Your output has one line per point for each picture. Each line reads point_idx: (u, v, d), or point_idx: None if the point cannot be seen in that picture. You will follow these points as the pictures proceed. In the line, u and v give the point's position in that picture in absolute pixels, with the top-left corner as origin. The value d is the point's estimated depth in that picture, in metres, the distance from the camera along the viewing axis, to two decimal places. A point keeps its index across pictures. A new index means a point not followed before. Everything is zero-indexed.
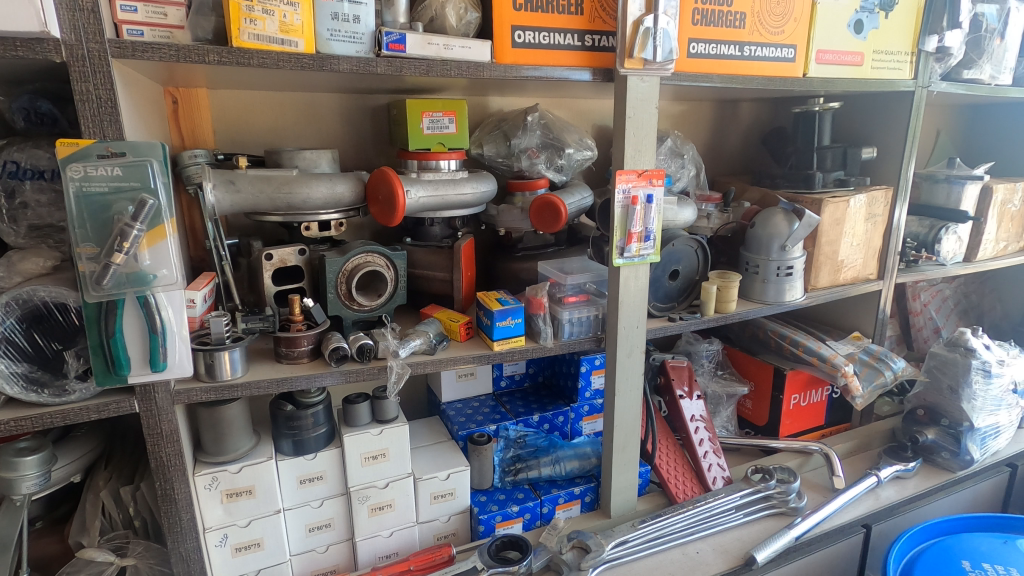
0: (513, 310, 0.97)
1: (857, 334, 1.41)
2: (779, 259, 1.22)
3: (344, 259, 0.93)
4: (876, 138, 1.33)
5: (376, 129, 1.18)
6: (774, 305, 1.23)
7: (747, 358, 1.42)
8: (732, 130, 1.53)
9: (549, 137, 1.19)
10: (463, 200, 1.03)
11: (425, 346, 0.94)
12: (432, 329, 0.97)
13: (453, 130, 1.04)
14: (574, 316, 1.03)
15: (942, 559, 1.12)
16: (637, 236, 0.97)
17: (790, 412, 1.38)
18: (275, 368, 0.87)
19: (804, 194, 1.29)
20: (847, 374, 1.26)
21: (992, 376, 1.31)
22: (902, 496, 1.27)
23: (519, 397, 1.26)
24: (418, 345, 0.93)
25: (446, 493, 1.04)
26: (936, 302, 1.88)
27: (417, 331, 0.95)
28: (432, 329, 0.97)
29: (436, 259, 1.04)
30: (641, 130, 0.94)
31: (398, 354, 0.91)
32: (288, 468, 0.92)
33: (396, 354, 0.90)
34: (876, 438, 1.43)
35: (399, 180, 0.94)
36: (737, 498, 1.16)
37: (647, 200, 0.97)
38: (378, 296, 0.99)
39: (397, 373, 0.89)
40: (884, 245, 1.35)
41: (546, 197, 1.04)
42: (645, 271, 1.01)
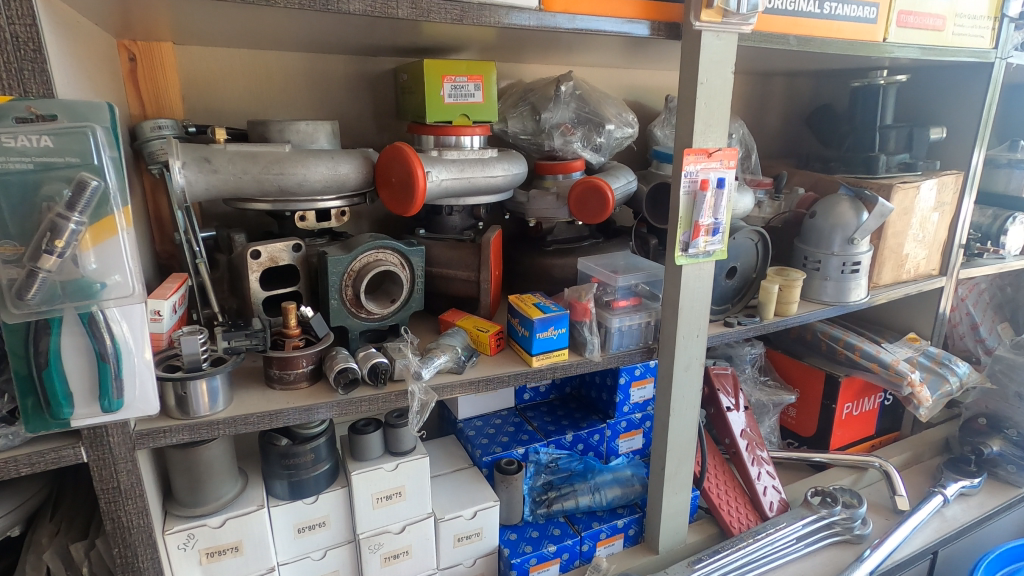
0: (557, 319, 0.80)
1: (913, 335, 1.27)
2: (844, 254, 1.07)
3: (351, 258, 0.74)
4: (944, 116, 1.18)
5: (381, 99, 0.99)
6: (835, 305, 1.09)
7: (793, 363, 1.28)
8: (773, 108, 1.38)
9: (584, 111, 1.02)
10: (492, 184, 0.85)
11: (452, 364, 0.77)
12: (459, 342, 0.80)
13: (479, 99, 0.86)
14: (625, 324, 0.87)
15: None
16: (705, 229, 0.81)
17: (841, 422, 1.24)
18: (266, 395, 0.69)
19: (866, 179, 1.14)
20: (913, 383, 1.12)
21: None
22: (971, 516, 1.14)
23: (546, 412, 1.09)
24: (444, 363, 0.76)
25: (472, 534, 0.88)
26: (974, 296, 1.76)
27: (441, 345, 0.78)
28: (458, 342, 0.80)
29: (459, 256, 0.86)
30: (714, 98, 0.77)
31: (421, 376, 0.73)
32: (283, 516, 0.75)
33: (418, 376, 0.73)
34: (931, 449, 1.31)
35: (418, 158, 0.76)
36: (800, 527, 1.02)
37: (718, 185, 0.80)
38: (391, 302, 0.81)
39: (420, 399, 0.73)
40: (948, 238, 1.21)
41: (591, 180, 0.87)
42: (709, 270, 0.85)
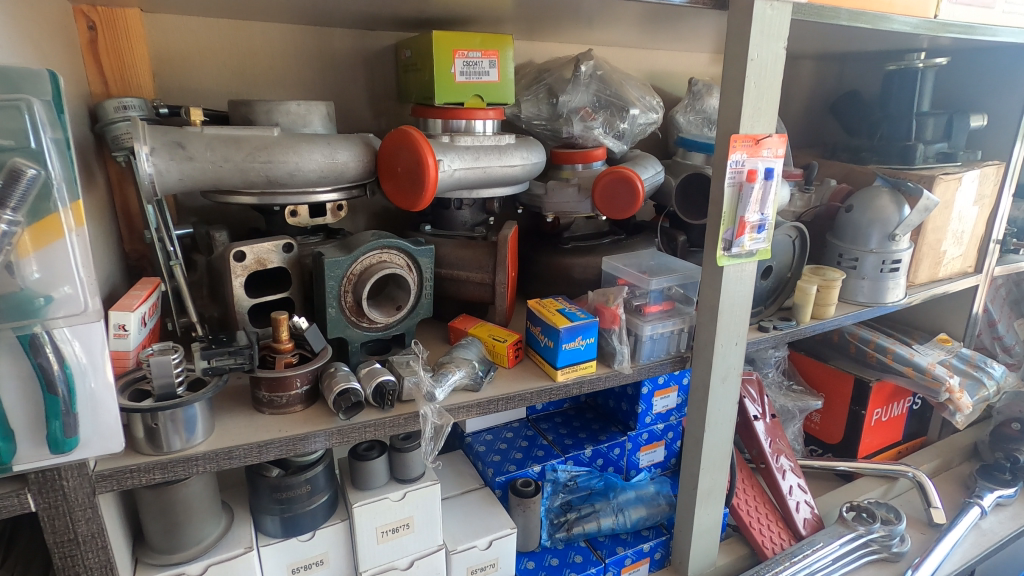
0: (585, 328, 0.71)
1: (944, 336, 1.20)
2: (883, 252, 0.99)
3: (351, 260, 0.65)
4: (983, 103, 1.10)
5: (380, 78, 0.88)
6: (872, 307, 1.01)
7: (818, 366, 1.20)
8: (796, 94, 1.29)
9: (605, 94, 0.92)
10: (509, 175, 0.75)
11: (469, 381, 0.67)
12: (475, 355, 0.70)
13: (494, 78, 0.76)
14: (657, 331, 0.78)
15: None
16: (750, 226, 0.72)
17: (870, 429, 1.17)
18: (254, 421, 0.60)
19: (902, 170, 1.06)
20: (951, 388, 1.05)
21: None
22: (1009, 528, 1.08)
23: (561, 424, 1.00)
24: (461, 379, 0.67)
25: (486, 565, 0.79)
26: (992, 293, 1.70)
27: (455, 359, 0.68)
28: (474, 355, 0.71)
29: (471, 256, 0.77)
30: (765, 77, 0.68)
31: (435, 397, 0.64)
32: (275, 556, 0.65)
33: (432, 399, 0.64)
34: (959, 455, 1.25)
35: (428, 144, 0.66)
36: (838, 547, 0.94)
37: (766, 176, 0.71)
38: (396, 310, 0.71)
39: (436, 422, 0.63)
40: (986, 233, 1.13)
41: (619, 170, 0.78)
42: (751, 271, 0.76)
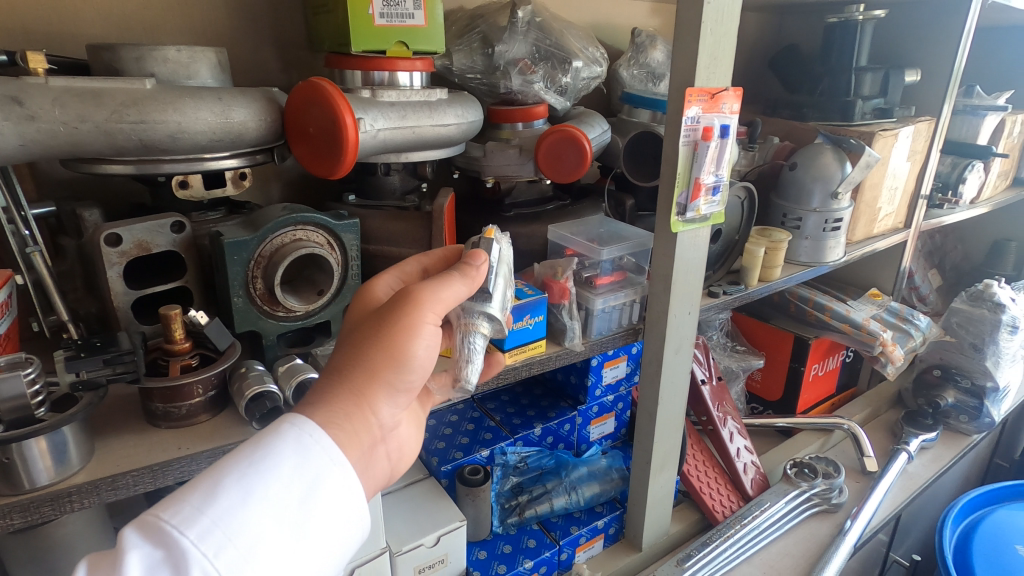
0: (534, 305, 0.64)
1: (874, 290, 1.23)
2: (825, 210, 0.97)
3: (258, 241, 0.55)
4: (916, 58, 1.11)
5: (287, 21, 0.75)
6: (815, 266, 1.01)
7: (759, 325, 1.21)
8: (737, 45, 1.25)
9: (545, 44, 0.84)
10: (442, 135, 0.66)
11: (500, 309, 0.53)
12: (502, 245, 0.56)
13: (420, 22, 0.65)
14: (608, 304, 0.73)
15: (991, 544, 1.00)
16: (704, 188, 0.67)
17: (808, 384, 1.20)
18: (148, 439, 0.50)
19: (843, 127, 1.05)
20: (884, 342, 1.08)
21: (1016, 330, 1.19)
22: (931, 470, 1.14)
23: (509, 402, 0.94)
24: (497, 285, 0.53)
25: (435, 561, 0.73)
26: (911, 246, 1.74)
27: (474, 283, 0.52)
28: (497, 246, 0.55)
29: (404, 229, 0.68)
30: (723, 23, 0.62)
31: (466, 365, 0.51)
32: None
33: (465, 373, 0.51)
34: (885, 403, 1.31)
35: (344, 99, 0.55)
36: (784, 505, 0.96)
37: (723, 133, 0.66)
38: (316, 294, 0.62)
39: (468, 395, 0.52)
40: (916, 189, 1.15)
41: (565, 129, 0.70)
42: (705, 236, 0.72)
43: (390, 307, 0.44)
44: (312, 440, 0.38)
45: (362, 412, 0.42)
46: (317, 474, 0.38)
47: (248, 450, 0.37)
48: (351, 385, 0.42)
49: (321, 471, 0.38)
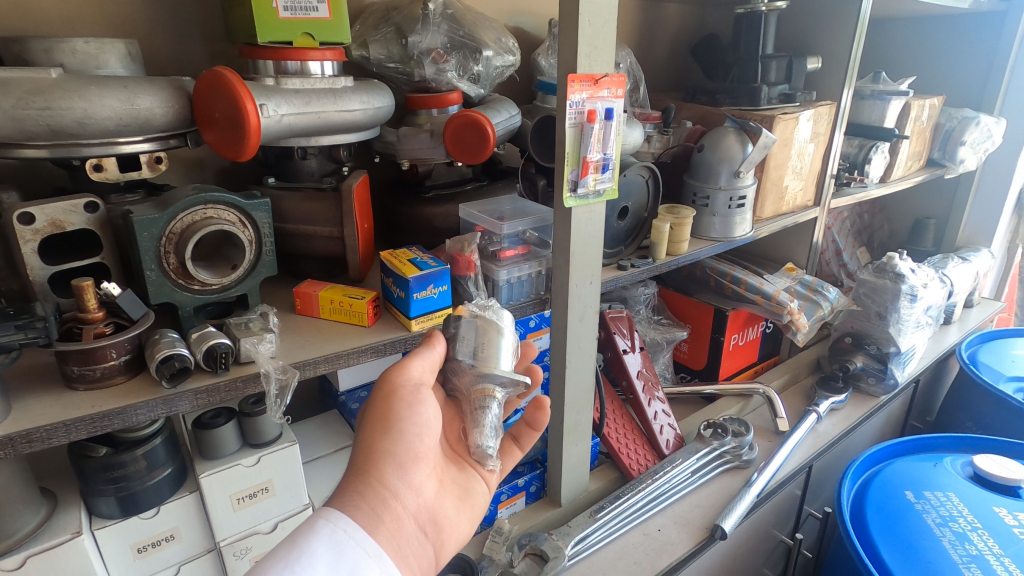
0: (437, 275, 0.70)
1: (790, 265, 1.32)
2: (730, 188, 1.05)
3: (168, 218, 0.59)
4: (819, 46, 1.19)
5: (204, 14, 0.79)
6: (722, 241, 1.08)
7: (683, 299, 1.29)
8: (661, 34, 1.31)
9: (457, 34, 0.89)
10: (349, 121, 0.72)
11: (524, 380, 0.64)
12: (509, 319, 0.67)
13: (325, 14, 0.70)
14: (513, 275, 0.79)
15: (884, 492, 1.09)
16: (594, 165, 0.74)
17: (729, 353, 1.28)
18: (66, 400, 0.54)
19: (749, 111, 1.12)
20: (792, 311, 1.17)
21: (916, 299, 1.29)
22: (839, 428, 1.24)
23: None
24: (509, 354, 0.65)
25: None
26: (839, 225, 1.83)
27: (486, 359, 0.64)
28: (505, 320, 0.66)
29: (317, 209, 0.73)
30: (600, 15, 0.68)
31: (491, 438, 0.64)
32: (115, 537, 0.62)
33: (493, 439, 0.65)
34: (804, 369, 1.40)
35: (245, 87, 0.60)
36: (694, 461, 1.05)
37: (606, 116, 0.73)
38: (230, 269, 0.67)
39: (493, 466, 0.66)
40: (823, 168, 1.24)
41: (467, 113, 0.76)
42: (600, 211, 0.78)
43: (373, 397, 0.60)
44: (339, 522, 0.51)
45: (374, 483, 0.56)
46: (351, 553, 0.49)
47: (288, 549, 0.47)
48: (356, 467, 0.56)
49: (353, 550, 0.49)
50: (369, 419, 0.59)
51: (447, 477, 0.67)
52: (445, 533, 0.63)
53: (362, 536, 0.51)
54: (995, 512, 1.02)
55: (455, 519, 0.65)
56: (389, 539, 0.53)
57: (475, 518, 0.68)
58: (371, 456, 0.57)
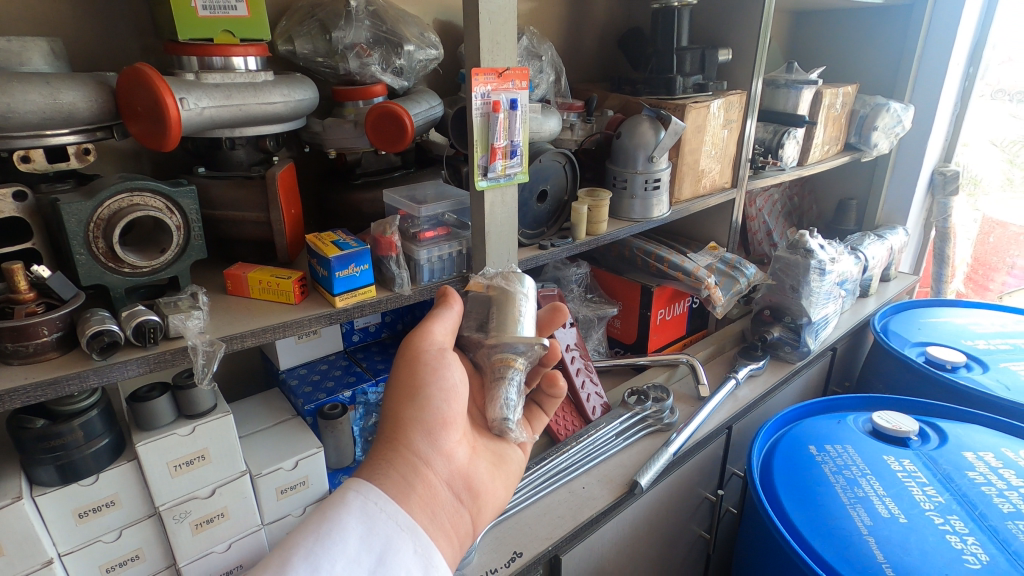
0: (357, 255, 0.76)
1: (713, 244, 1.41)
2: (646, 172, 1.13)
3: (95, 205, 0.64)
4: (730, 39, 1.28)
5: (133, 13, 0.83)
6: (641, 222, 1.16)
7: (614, 278, 1.37)
8: (589, 27, 1.38)
9: (381, 30, 0.94)
10: (271, 112, 0.77)
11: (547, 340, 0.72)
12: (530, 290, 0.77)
13: (243, 13, 0.75)
14: (434, 255, 0.85)
15: (792, 448, 1.20)
16: (502, 151, 0.81)
17: (657, 327, 1.37)
18: (0, 373, 0.59)
19: (666, 100, 1.20)
20: (709, 286, 1.27)
21: (825, 273, 1.40)
22: (756, 393, 1.35)
23: (378, 352, 1.06)
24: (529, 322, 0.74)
25: (297, 483, 0.85)
26: (769, 207, 1.95)
27: (503, 327, 0.72)
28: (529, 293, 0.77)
29: (244, 195, 0.78)
30: (499, 13, 0.74)
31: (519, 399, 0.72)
32: (56, 503, 0.67)
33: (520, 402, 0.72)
34: (730, 341, 1.51)
35: (165, 82, 0.65)
36: (617, 424, 1.15)
37: (511, 106, 0.80)
38: (160, 253, 0.71)
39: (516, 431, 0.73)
40: (738, 153, 1.34)
41: (384, 104, 0.82)
42: (512, 194, 0.85)
43: (396, 371, 0.71)
44: (370, 497, 0.62)
45: (403, 454, 0.67)
46: (381, 526, 0.60)
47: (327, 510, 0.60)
48: (390, 439, 0.69)
49: (383, 523, 0.61)
50: (396, 391, 0.71)
51: (481, 443, 0.77)
52: (482, 494, 0.73)
53: (392, 510, 0.62)
54: (884, 460, 1.14)
55: (491, 482, 0.75)
56: (418, 503, 0.65)
57: (510, 479, 0.78)
58: (400, 429, 0.68)
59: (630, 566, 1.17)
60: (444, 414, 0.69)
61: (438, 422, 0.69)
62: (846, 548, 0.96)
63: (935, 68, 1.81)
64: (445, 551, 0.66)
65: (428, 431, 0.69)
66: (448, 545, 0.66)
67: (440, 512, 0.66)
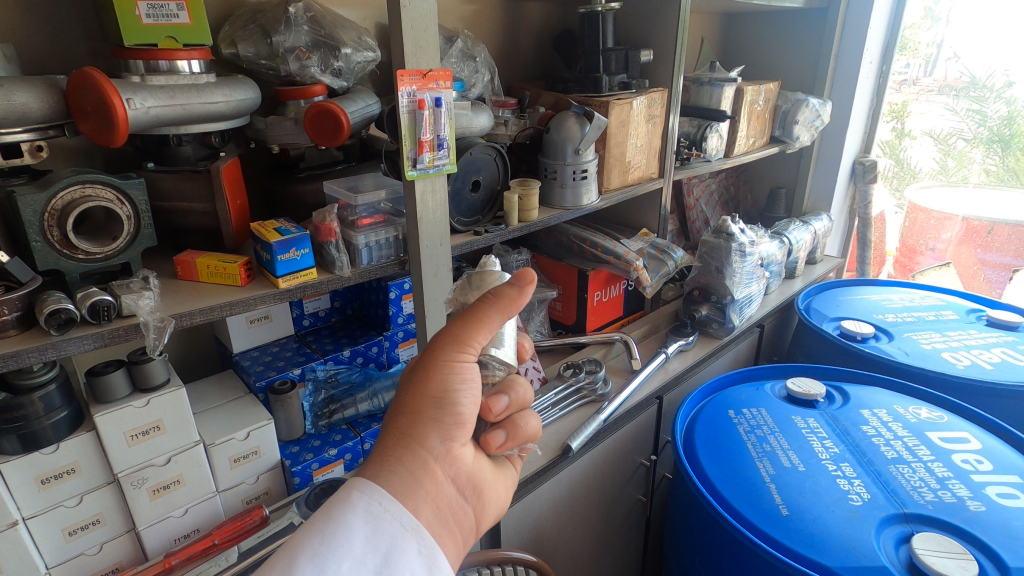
0: (297, 240, 0.84)
1: (645, 230, 1.53)
2: (574, 163, 1.23)
3: (49, 196, 0.70)
4: (652, 41, 1.40)
5: (82, 19, 0.89)
6: (573, 210, 1.26)
7: (554, 263, 1.47)
8: (524, 29, 1.48)
9: (319, 34, 1.02)
10: (214, 111, 0.84)
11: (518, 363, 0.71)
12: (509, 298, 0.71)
13: (185, 20, 0.82)
14: (371, 239, 0.94)
15: (715, 415, 1.31)
16: (429, 144, 0.90)
17: (594, 308, 1.48)
18: None
19: (593, 97, 1.30)
20: (638, 268, 1.38)
21: (746, 255, 1.53)
22: (685, 366, 1.47)
23: (327, 334, 1.14)
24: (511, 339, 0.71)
25: (249, 453, 0.93)
26: (706, 196, 2.08)
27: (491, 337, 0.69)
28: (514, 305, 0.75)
29: (191, 187, 0.85)
30: (420, 20, 0.83)
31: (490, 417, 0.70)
32: (19, 470, 0.73)
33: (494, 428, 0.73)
34: (664, 321, 1.64)
35: (112, 84, 0.71)
36: (554, 395, 1.26)
37: (436, 104, 0.89)
38: (113, 240, 0.78)
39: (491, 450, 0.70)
40: (663, 145, 1.45)
41: (321, 102, 0.89)
42: (442, 184, 0.94)
43: (422, 362, 0.60)
44: (375, 497, 0.53)
45: (415, 450, 0.57)
46: (388, 528, 0.51)
47: (323, 514, 0.51)
48: (398, 432, 0.58)
49: (390, 524, 0.51)
50: (416, 384, 0.60)
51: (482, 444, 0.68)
52: (489, 499, 0.64)
53: (398, 510, 0.53)
54: (792, 420, 1.26)
55: (498, 482, 0.66)
56: (428, 502, 0.55)
57: (509, 486, 0.69)
58: (413, 423, 0.58)
59: (569, 526, 1.27)
60: (464, 418, 0.60)
61: (456, 420, 0.60)
62: (752, 496, 1.07)
63: (850, 66, 1.97)
64: (449, 557, 0.57)
65: (445, 428, 0.59)
66: (454, 548, 0.58)
67: (447, 514, 0.57)
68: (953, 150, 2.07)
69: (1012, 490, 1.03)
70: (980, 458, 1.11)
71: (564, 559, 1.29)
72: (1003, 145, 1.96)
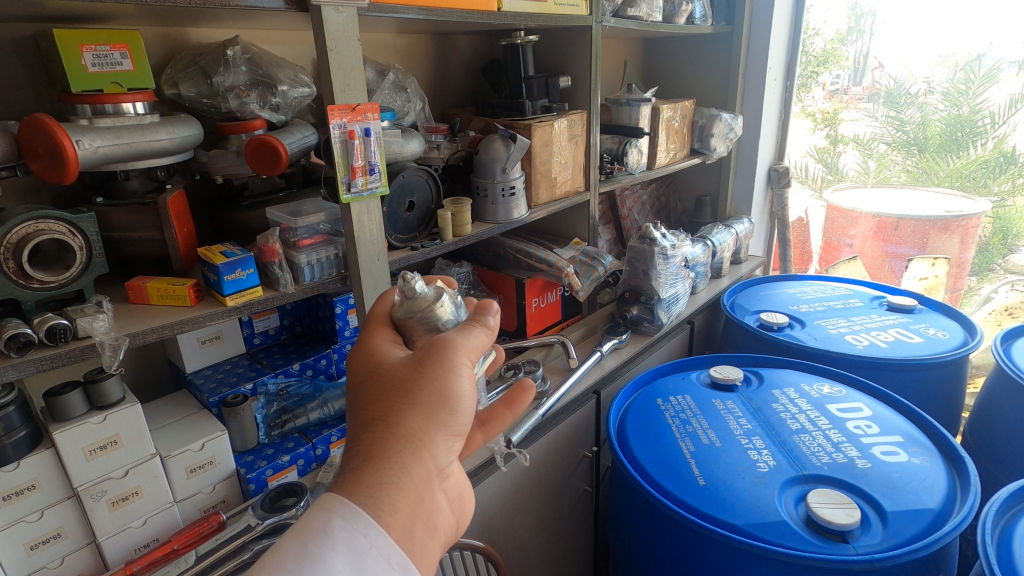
0: (243, 261, 0.92)
1: (576, 240, 1.66)
2: (503, 180, 1.34)
3: (5, 230, 0.76)
4: (570, 68, 1.55)
5: (28, 68, 0.96)
6: (504, 223, 1.37)
7: (493, 274, 1.59)
8: (454, 61, 1.61)
9: (257, 74, 1.11)
10: (159, 147, 0.92)
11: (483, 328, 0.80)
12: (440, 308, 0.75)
13: (129, 67, 0.91)
14: (313, 258, 1.02)
15: (647, 407, 1.42)
16: (361, 170, 1.00)
17: (533, 314, 1.59)
18: None
19: (518, 120, 1.42)
20: (568, 274, 1.50)
21: (669, 257, 1.67)
22: (619, 362, 1.60)
23: (277, 350, 1.21)
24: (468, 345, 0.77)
25: (205, 463, 0.99)
26: (638, 206, 2.23)
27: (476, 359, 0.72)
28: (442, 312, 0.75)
29: (139, 218, 0.93)
30: (346, 61, 0.93)
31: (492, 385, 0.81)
32: None
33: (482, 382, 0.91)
34: (600, 322, 1.77)
35: (61, 128, 0.79)
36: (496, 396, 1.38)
37: (365, 134, 0.99)
38: (66, 269, 0.84)
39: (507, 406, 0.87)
40: (586, 160, 1.59)
41: (259, 136, 0.98)
42: (376, 205, 1.04)
43: (429, 368, 0.62)
44: (359, 528, 0.54)
45: (421, 459, 0.60)
46: (372, 566, 0.53)
47: (306, 553, 0.52)
48: (411, 441, 0.60)
49: (375, 562, 0.53)
50: (430, 388, 0.62)
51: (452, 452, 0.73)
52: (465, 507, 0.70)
53: (384, 544, 0.54)
54: (713, 404, 1.39)
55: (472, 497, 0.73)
56: (418, 526, 0.58)
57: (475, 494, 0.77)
58: (424, 429, 0.61)
59: (517, 517, 1.36)
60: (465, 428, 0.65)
61: (457, 431, 0.65)
62: (674, 469, 1.19)
63: (756, 83, 2.18)
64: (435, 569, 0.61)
65: (448, 439, 0.64)
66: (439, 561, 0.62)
67: (437, 526, 0.62)
68: (875, 153, 2.17)
69: (894, 448, 1.19)
70: (870, 423, 1.27)
71: (515, 549, 1.38)
72: (921, 147, 2.07)
